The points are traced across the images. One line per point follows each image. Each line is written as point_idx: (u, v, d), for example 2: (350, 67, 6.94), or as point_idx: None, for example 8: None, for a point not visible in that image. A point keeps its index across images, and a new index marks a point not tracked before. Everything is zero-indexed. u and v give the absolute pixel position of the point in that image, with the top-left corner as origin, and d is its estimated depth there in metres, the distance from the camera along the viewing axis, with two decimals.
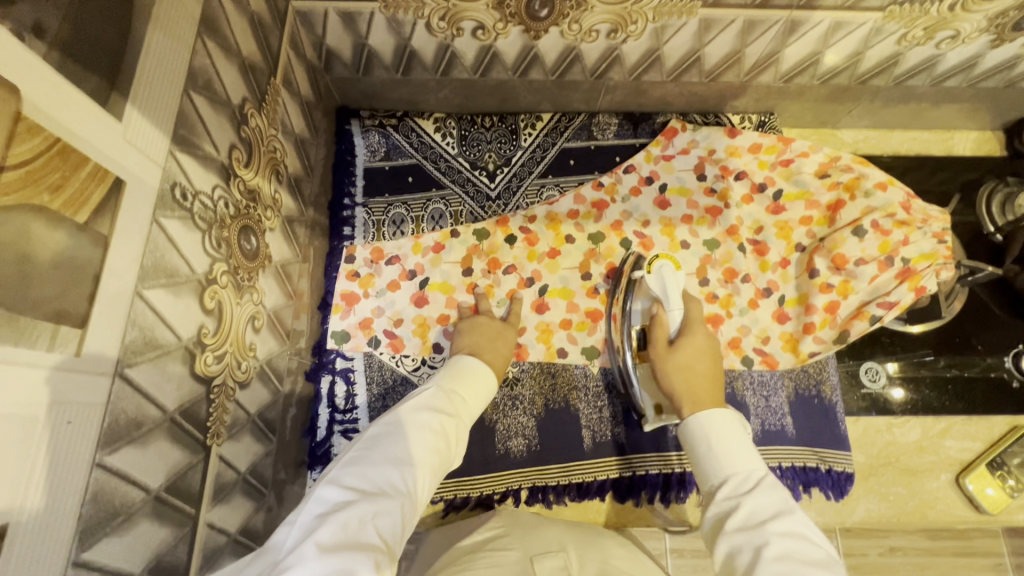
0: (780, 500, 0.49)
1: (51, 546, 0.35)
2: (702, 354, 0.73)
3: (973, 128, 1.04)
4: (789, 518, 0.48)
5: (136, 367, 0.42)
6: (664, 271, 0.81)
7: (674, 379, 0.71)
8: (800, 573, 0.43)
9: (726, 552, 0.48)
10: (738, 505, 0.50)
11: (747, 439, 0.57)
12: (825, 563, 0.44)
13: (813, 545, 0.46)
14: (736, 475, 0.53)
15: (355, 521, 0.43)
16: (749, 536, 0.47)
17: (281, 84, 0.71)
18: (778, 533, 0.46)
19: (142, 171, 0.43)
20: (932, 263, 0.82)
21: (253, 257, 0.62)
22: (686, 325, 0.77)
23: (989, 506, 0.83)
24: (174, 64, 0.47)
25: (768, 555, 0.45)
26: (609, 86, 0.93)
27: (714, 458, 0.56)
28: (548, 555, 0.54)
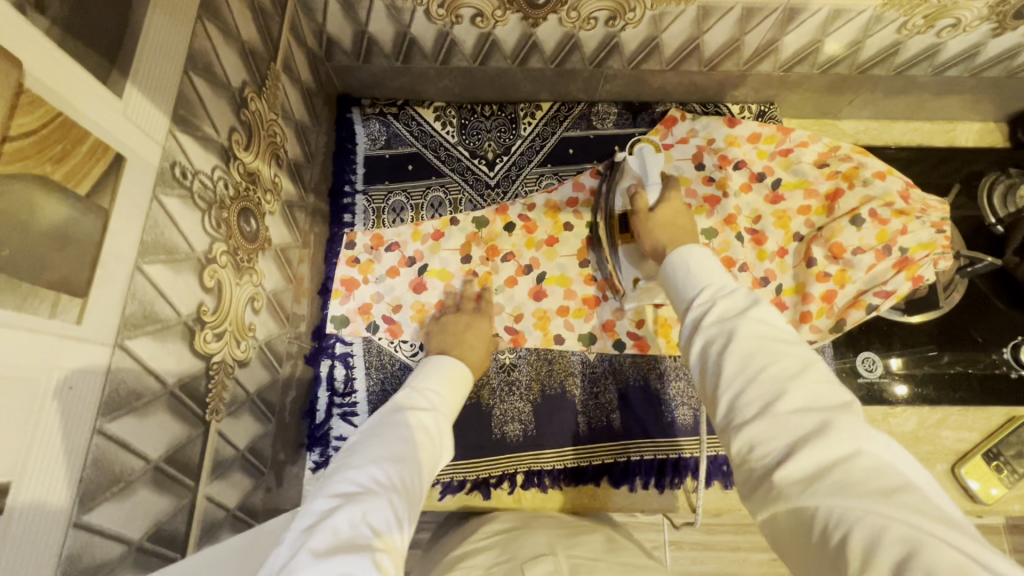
0: (751, 295, 0.49)
1: (51, 507, 0.36)
2: (682, 214, 0.74)
3: (976, 120, 1.04)
4: (763, 306, 0.47)
5: (135, 339, 0.43)
6: (644, 152, 0.81)
7: (654, 236, 0.71)
8: (770, 347, 0.43)
9: (701, 346, 0.47)
10: (714, 306, 0.49)
11: (716, 261, 0.56)
12: (794, 341, 0.45)
13: (781, 325, 0.46)
14: (715, 285, 0.52)
15: (348, 525, 0.42)
16: (722, 327, 0.47)
17: (281, 70, 0.72)
18: (754, 319, 0.46)
19: (141, 148, 0.44)
20: (930, 253, 0.81)
21: (253, 239, 0.63)
22: (665, 194, 0.76)
23: (984, 496, 0.82)
24: (174, 45, 0.48)
25: (742, 338, 0.45)
26: (608, 75, 0.93)
27: (692, 278, 0.55)
28: (537, 560, 0.51)
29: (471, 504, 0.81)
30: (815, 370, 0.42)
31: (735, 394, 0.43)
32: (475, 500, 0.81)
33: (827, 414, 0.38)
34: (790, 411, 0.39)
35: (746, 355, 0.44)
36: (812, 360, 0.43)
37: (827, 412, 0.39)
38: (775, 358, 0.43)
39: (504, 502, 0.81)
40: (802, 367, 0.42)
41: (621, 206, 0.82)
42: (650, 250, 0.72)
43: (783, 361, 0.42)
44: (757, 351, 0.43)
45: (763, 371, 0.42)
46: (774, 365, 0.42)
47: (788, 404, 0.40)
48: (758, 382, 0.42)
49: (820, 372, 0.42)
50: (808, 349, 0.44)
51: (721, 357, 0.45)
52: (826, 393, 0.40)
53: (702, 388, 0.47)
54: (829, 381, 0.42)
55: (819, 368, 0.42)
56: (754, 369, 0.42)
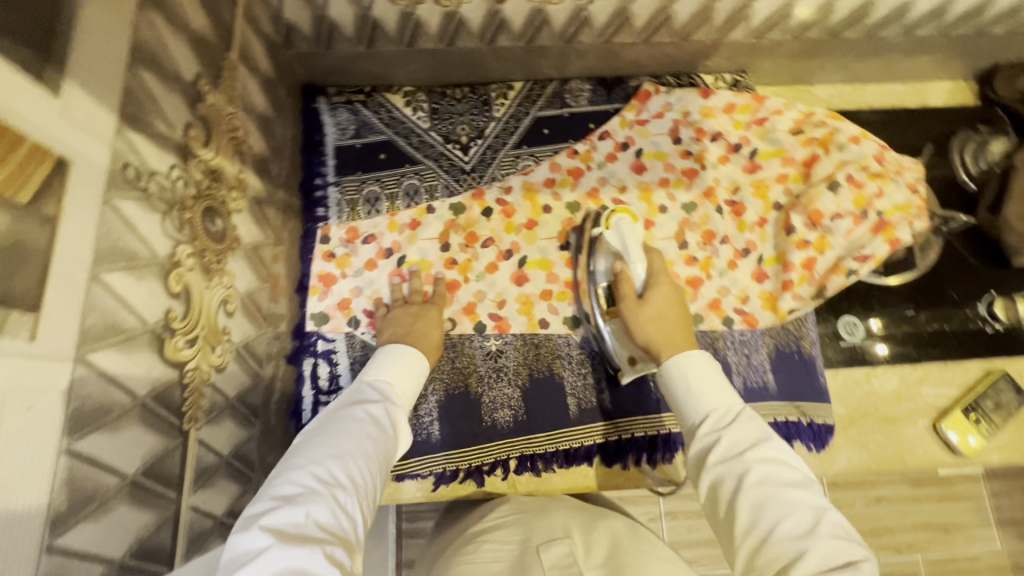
0: (758, 429, 0.50)
1: (21, 533, 0.34)
2: (672, 301, 0.73)
3: (946, 79, 1.04)
4: (770, 447, 0.49)
5: (98, 352, 0.41)
6: (622, 224, 0.82)
7: (647, 329, 0.70)
8: (781, 496, 0.45)
9: (712, 484, 0.49)
10: (718, 438, 0.51)
11: (717, 371, 0.57)
12: (801, 483, 0.47)
13: (792, 469, 0.48)
14: (716, 411, 0.53)
15: (290, 526, 0.42)
16: (730, 466, 0.48)
17: (238, 60, 0.68)
18: (759, 461, 0.48)
19: (86, 149, 0.41)
20: (906, 214, 0.84)
21: (221, 239, 0.61)
22: (651, 277, 0.76)
23: (964, 448, 0.84)
24: (114, 38, 0.45)
25: (751, 482, 0.46)
26: (579, 51, 0.91)
27: (692, 398, 0.55)
28: (553, 542, 0.53)
29: (465, 492, 0.81)
30: (828, 521, 0.44)
31: (752, 548, 0.44)
32: (469, 488, 0.81)
33: (845, 572, 0.40)
34: (807, 575, 0.41)
35: (758, 504, 0.45)
36: (825, 508, 0.45)
37: (845, 572, 0.40)
38: (787, 510, 0.44)
39: (499, 488, 0.81)
40: (813, 518, 0.44)
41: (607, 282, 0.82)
42: (642, 346, 0.70)
43: (794, 515, 0.44)
44: (767, 501, 0.45)
45: (776, 528, 0.44)
46: (784, 519, 0.44)
47: (807, 566, 0.41)
48: (774, 539, 0.43)
49: (833, 523, 0.44)
50: (821, 496, 0.46)
51: (733, 504, 0.47)
52: (839, 550, 0.42)
53: (716, 526, 0.49)
54: (843, 533, 0.43)
55: (832, 517, 0.44)
56: (766, 522, 0.44)
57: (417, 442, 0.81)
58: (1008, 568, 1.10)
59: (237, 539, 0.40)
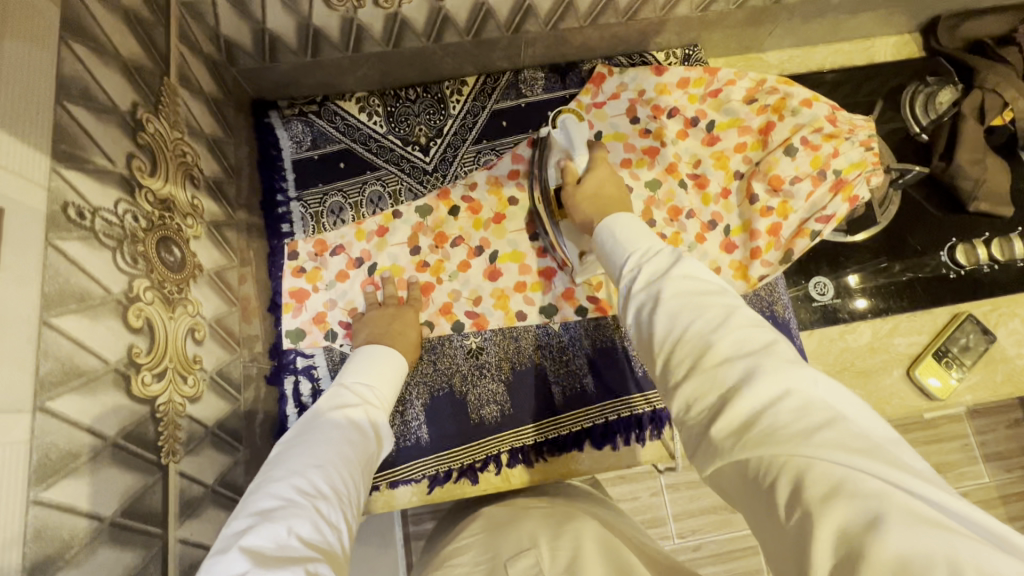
0: (674, 255, 0.52)
1: None
2: (608, 180, 0.75)
3: (891, 34, 1.05)
4: (685, 265, 0.50)
5: (60, 399, 0.41)
6: (568, 123, 0.82)
7: (583, 208, 0.73)
8: (693, 301, 0.46)
9: (635, 311, 0.51)
10: (640, 272, 0.53)
11: (642, 226, 0.60)
12: (716, 291, 0.48)
13: (705, 278, 0.49)
14: (639, 253, 0.56)
15: (271, 543, 0.41)
16: (650, 288, 0.50)
17: (177, 83, 0.66)
18: (676, 278, 0.49)
19: (22, 194, 0.40)
20: (862, 171, 0.84)
21: (180, 268, 0.60)
22: (591, 162, 0.78)
23: (939, 392, 0.86)
24: (38, 76, 0.44)
25: (666, 295, 0.48)
26: (528, 40, 0.91)
27: (620, 249, 0.59)
28: (520, 555, 0.53)
29: (460, 491, 0.81)
30: (738, 317, 0.45)
31: (668, 350, 0.46)
32: (464, 487, 0.81)
33: (754, 360, 0.40)
34: (718, 362, 0.42)
35: (673, 313, 0.47)
36: (737, 309, 0.46)
37: (752, 357, 0.41)
38: (698, 311, 0.45)
39: (493, 483, 0.82)
40: (723, 314, 0.45)
41: (556, 181, 0.83)
42: (581, 224, 0.73)
43: (707, 313, 0.45)
44: (680, 306, 0.47)
45: (687, 325, 0.45)
46: (698, 319, 0.45)
47: (716, 354, 0.42)
48: (686, 338, 0.44)
49: (742, 317, 0.45)
50: (733, 298, 0.47)
51: (652, 320, 0.48)
52: (749, 338, 0.42)
53: (642, 349, 0.50)
54: (754, 326, 0.44)
55: (742, 314, 0.45)
56: (679, 323, 0.46)
57: (407, 447, 0.81)
58: (996, 499, 1.14)
59: (213, 561, 0.39)
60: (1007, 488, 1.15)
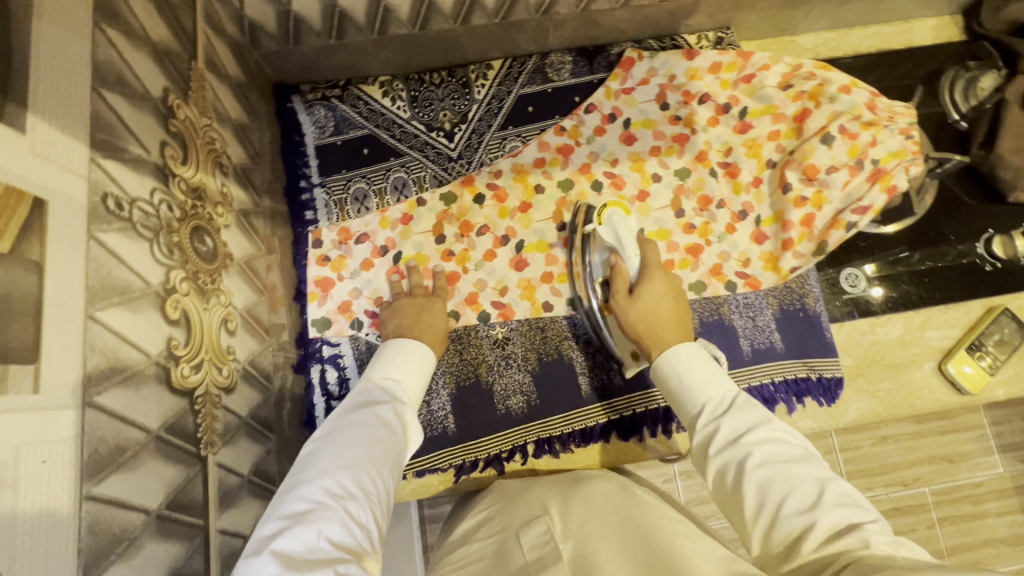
0: (755, 413, 0.53)
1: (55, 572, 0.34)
2: (664, 296, 0.71)
3: (931, 16, 1.02)
4: (768, 429, 0.51)
5: (106, 393, 0.40)
6: (615, 219, 0.79)
7: (636, 326, 0.69)
8: (784, 473, 0.48)
9: (718, 471, 0.51)
10: (719, 425, 0.53)
11: (710, 360, 0.59)
12: (801, 458, 0.49)
13: (792, 446, 0.50)
14: (712, 401, 0.55)
15: (301, 546, 0.41)
16: (732, 451, 0.51)
17: (205, 68, 0.65)
18: (759, 444, 0.50)
19: (64, 185, 0.39)
20: (901, 160, 0.82)
21: (212, 258, 0.59)
22: (644, 269, 0.74)
23: (970, 386, 0.85)
24: (74, 62, 0.42)
25: (753, 465, 0.49)
26: (557, 22, 0.88)
27: (688, 391, 0.58)
28: (532, 523, 0.53)
29: (487, 480, 0.82)
30: (831, 489, 0.46)
31: (764, 526, 0.47)
32: (490, 475, 0.82)
33: (852, 531, 0.43)
34: (820, 541, 0.43)
35: (763, 485, 0.48)
36: (827, 477, 0.48)
37: (849, 534, 0.43)
38: (791, 487, 0.47)
39: (519, 472, 0.82)
40: (817, 489, 0.46)
41: (603, 275, 0.81)
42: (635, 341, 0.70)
43: (799, 488, 0.47)
44: (772, 480, 0.47)
45: (782, 503, 0.46)
46: (791, 495, 0.46)
47: (816, 535, 0.44)
48: (783, 515, 0.46)
49: (836, 491, 0.46)
50: (824, 468, 0.48)
51: (739, 489, 0.49)
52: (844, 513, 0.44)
53: (726, 506, 0.51)
54: (847, 499, 0.46)
55: (836, 486, 0.46)
56: (773, 499, 0.47)
57: (434, 437, 0.81)
58: (1009, 490, 1.13)
59: (245, 563, 0.40)
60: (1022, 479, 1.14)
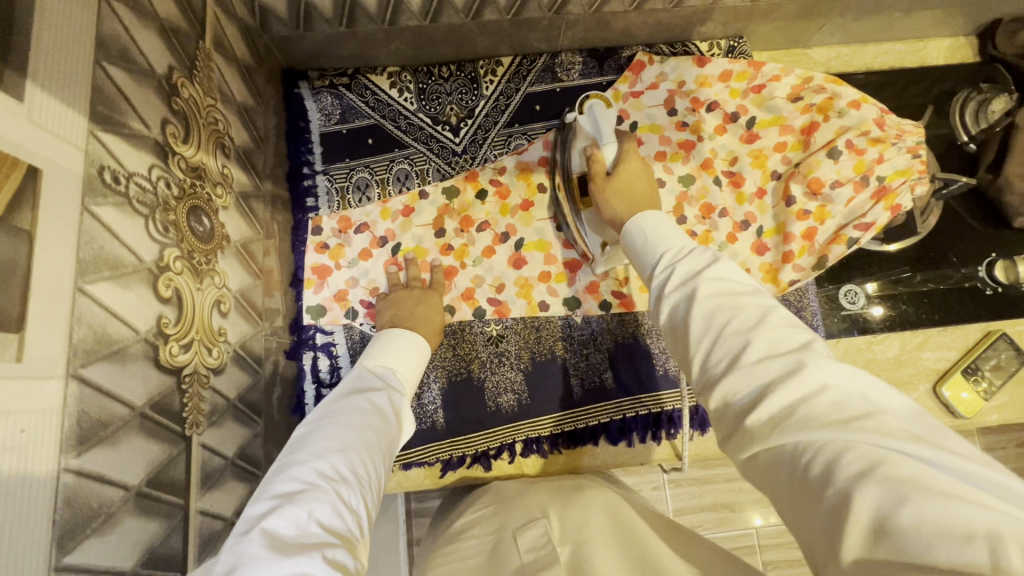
0: (710, 252, 0.49)
1: (28, 542, 0.34)
2: (641, 175, 0.71)
3: (946, 36, 1.01)
4: (723, 264, 0.47)
5: (91, 367, 0.40)
6: (595, 108, 0.79)
7: (612, 203, 0.69)
8: (730, 300, 0.43)
9: (668, 311, 0.47)
10: (674, 269, 0.50)
11: (675, 224, 0.58)
12: (752, 292, 0.45)
13: (743, 280, 0.46)
14: (671, 251, 0.53)
15: (292, 527, 0.41)
16: (684, 288, 0.47)
17: (212, 47, 0.65)
18: (712, 278, 0.46)
19: (60, 156, 0.39)
20: (907, 179, 0.81)
21: (208, 239, 0.59)
22: (621, 154, 0.73)
23: (964, 410, 0.85)
24: (79, 33, 0.42)
25: (702, 295, 0.45)
26: (569, 22, 0.88)
27: (649, 247, 0.56)
28: (529, 526, 0.52)
29: (473, 477, 0.82)
30: (775, 318, 0.42)
31: (705, 352, 0.43)
32: (477, 472, 0.82)
33: (792, 355, 0.38)
34: (757, 360, 0.39)
35: (709, 313, 0.44)
36: (775, 308, 0.43)
37: (791, 355, 0.38)
38: (736, 311, 0.42)
39: (506, 470, 0.82)
40: (761, 315, 0.42)
41: (580, 168, 0.79)
42: (610, 220, 0.70)
43: (743, 312, 0.42)
44: (718, 308, 0.43)
45: (724, 327, 0.42)
46: (735, 320, 0.42)
47: (754, 353, 0.40)
48: (724, 337, 0.42)
49: (781, 317, 0.42)
50: (771, 299, 0.44)
51: (686, 319, 0.45)
52: (785, 338, 0.40)
53: (674, 348, 0.47)
54: (793, 324, 0.41)
55: (782, 313, 0.42)
56: (717, 325, 0.43)
57: (422, 430, 0.81)
58: None
59: (235, 541, 0.40)
60: None
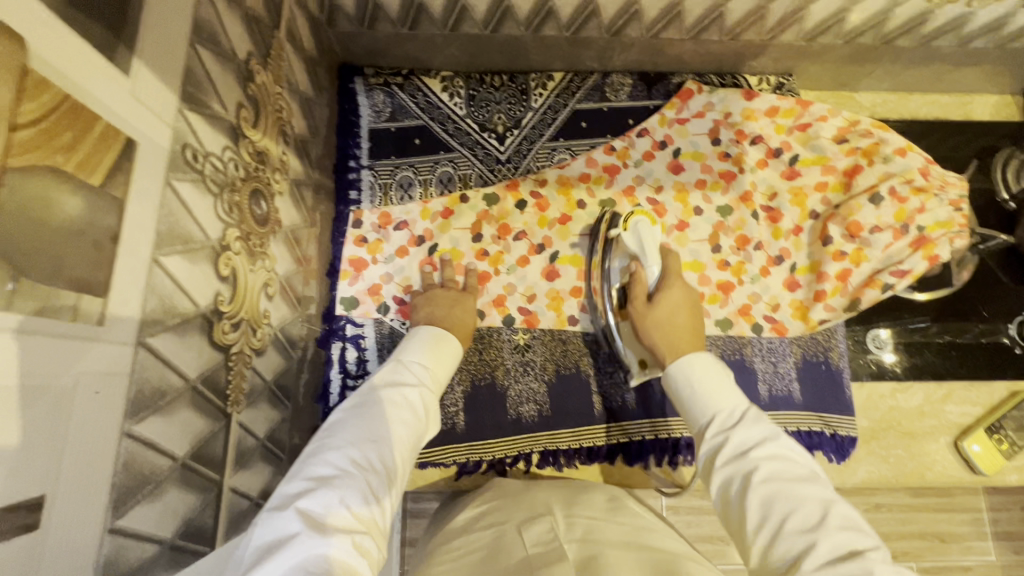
0: (766, 427, 0.51)
1: (89, 502, 0.35)
2: (681, 304, 0.73)
3: (993, 92, 1.02)
4: (779, 445, 0.49)
5: (157, 336, 0.41)
6: (640, 227, 0.79)
7: (654, 334, 0.71)
8: (789, 491, 0.45)
9: (721, 485, 0.49)
10: (727, 436, 0.51)
11: (723, 373, 0.58)
12: (809, 477, 0.47)
13: (801, 466, 0.48)
14: (722, 411, 0.54)
15: (323, 509, 0.43)
16: (737, 465, 0.49)
17: (285, 38, 0.67)
18: (768, 459, 0.48)
19: (153, 130, 0.40)
20: (948, 231, 0.82)
21: (264, 223, 0.60)
22: (665, 278, 0.76)
23: (985, 466, 0.84)
24: (178, 14, 0.44)
25: (758, 479, 0.47)
26: (624, 44, 0.90)
27: (699, 398, 0.57)
28: (535, 522, 0.53)
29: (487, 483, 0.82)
30: (834, 513, 0.44)
31: (763, 544, 0.44)
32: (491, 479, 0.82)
33: (854, 559, 0.40)
34: (819, 562, 0.41)
35: (766, 501, 0.46)
36: (833, 500, 0.45)
37: (852, 559, 0.40)
38: (796, 505, 0.44)
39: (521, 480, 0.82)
40: (822, 510, 0.44)
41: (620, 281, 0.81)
42: (650, 348, 0.72)
43: (803, 507, 0.44)
44: (776, 496, 0.45)
45: (785, 521, 0.44)
46: (795, 514, 0.44)
47: (815, 555, 0.41)
48: (784, 532, 0.43)
49: (841, 515, 0.43)
50: (829, 491, 0.46)
51: (742, 502, 0.47)
52: (847, 539, 0.42)
53: (728, 525, 0.49)
54: (853, 523, 0.43)
55: (841, 510, 0.44)
56: (775, 515, 0.45)
57: (442, 431, 0.81)
58: None
59: (270, 517, 0.42)
60: (1013, 570, 1.12)
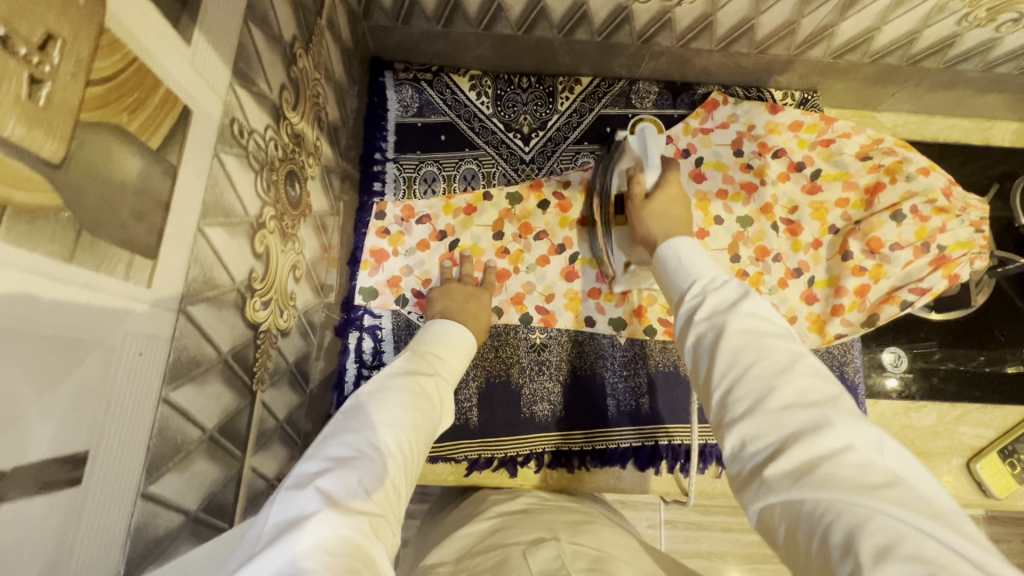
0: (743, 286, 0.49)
1: (126, 464, 0.35)
2: (678, 200, 0.71)
3: (1014, 120, 1.03)
4: (754, 299, 0.47)
5: (197, 305, 0.41)
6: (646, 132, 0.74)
7: (647, 223, 0.69)
8: (760, 342, 0.44)
9: (694, 340, 0.47)
10: (704, 298, 0.50)
11: (708, 253, 0.57)
12: (782, 333, 0.45)
13: (774, 321, 0.46)
14: (704, 278, 0.52)
15: (341, 488, 0.42)
16: (712, 320, 0.47)
17: (326, 26, 0.67)
18: (745, 313, 0.46)
19: (206, 100, 0.41)
20: (968, 252, 0.81)
21: (296, 205, 0.61)
22: (665, 179, 0.73)
23: (999, 489, 0.83)
24: None
25: (731, 330, 0.45)
26: (654, 53, 0.91)
27: (682, 270, 0.55)
28: (540, 546, 0.51)
29: (496, 480, 0.81)
30: (804, 364, 0.42)
31: (726, 389, 0.43)
32: (501, 476, 0.81)
33: (818, 410, 0.39)
34: (781, 407, 0.40)
35: (736, 351, 0.44)
36: (803, 353, 0.44)
37: (816, 409, 0.39)
38: (765, 352, 0.43)
39: (531, 480, 0.81)
40: (791, 360, 0.43)
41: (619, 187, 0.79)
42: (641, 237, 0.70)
43: (772, 356, 0.43)
44: (748, 345, 0.44)
45: (753, 365, 0.42)
46: (763, 361, 0.43)
47: (778, 400, 0.40)
48: (749, 376, 0.42)
49: (809, 366, 0.42)
50: (799, 344, 0.45)
51: (713, 352, 0.45)
52: (814, 388, 0.40)
53: (696, 384, 0.47)
54: (819, 375, 0.42)
55: (810, 362, 0.43)
56: (744, 362, 0.43)
57: (455, 427, 0.81)
58: None
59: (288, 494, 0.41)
60: None
